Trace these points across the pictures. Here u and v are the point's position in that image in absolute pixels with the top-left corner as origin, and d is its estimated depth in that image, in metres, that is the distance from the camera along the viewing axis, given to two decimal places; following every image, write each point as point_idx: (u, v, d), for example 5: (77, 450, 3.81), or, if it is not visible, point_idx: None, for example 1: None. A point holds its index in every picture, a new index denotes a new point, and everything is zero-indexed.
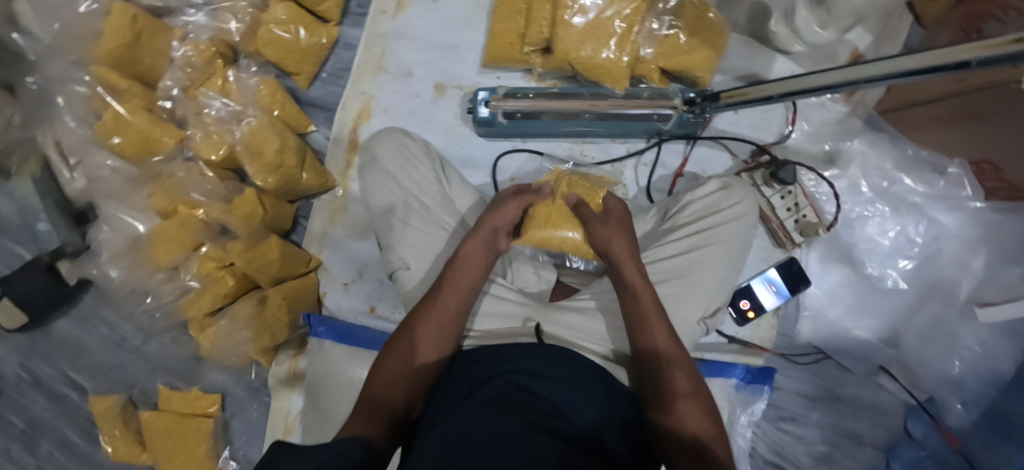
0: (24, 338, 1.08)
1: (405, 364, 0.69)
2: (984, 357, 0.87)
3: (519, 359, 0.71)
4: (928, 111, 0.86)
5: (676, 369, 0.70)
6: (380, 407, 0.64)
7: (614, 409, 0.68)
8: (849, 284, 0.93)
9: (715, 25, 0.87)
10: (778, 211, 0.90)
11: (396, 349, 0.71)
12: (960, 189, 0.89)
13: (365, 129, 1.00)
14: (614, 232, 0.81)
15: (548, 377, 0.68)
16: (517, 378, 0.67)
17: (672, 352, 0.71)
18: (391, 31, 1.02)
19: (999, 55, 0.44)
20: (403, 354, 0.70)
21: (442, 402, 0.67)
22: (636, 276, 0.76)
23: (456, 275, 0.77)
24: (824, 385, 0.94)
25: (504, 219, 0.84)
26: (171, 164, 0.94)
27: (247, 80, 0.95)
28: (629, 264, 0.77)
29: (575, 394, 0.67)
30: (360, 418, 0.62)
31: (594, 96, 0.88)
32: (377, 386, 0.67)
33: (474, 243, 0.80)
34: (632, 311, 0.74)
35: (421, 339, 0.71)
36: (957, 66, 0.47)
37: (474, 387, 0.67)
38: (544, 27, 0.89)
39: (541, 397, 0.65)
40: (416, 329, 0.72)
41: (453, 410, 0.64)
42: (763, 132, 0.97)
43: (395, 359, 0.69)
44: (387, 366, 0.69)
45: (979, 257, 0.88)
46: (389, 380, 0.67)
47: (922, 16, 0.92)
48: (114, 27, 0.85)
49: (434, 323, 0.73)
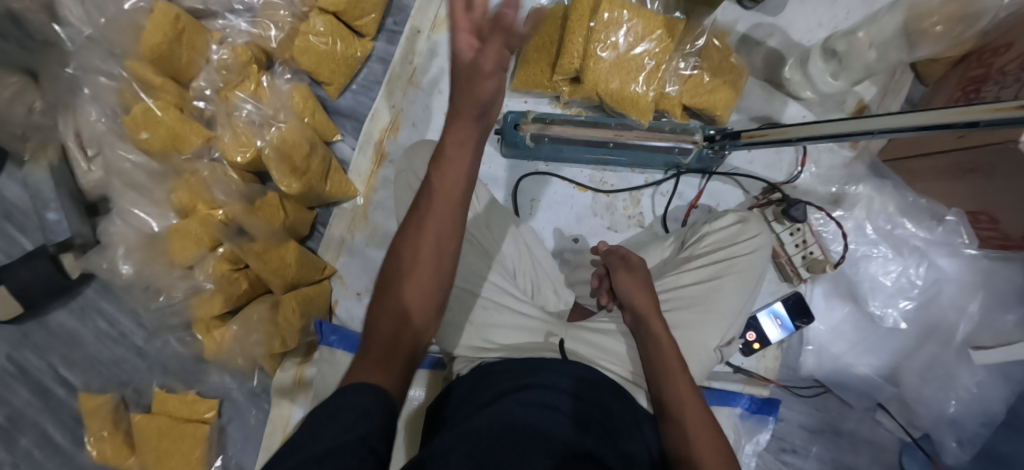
0: (13, 330, 1.04)
1: (412, 291, 0.59)
2: (979, 398, 0.90)
3: (542, 373, 0.73)
4: (933, 162, 0.92)
5: (681, 404, 0.71)
6: (398, 351, 0.56)
7: (622, 431, 0.69)
8: (852, 320, 0.98)
9: (736, 68, 0.94)
10: (787, 247, 0.94)
11: (394, 273, 0.60)
12: (957, 237, 0.94)
13: (392, 142, 1.03)
14: (635, 283, 0.82)
15: (559, 393, 0.70)
16: (534, 392, 0.69)
17: (677, 392, 0.72)
18: (427, 49, 1.05)
19: (1005, 119, 0.50)
20: (402, 284, 0.59)
21: (460, 412, 0.70)
22: (654, 321, 0.78)
23: (440, 181, 0.61)
24: (825, 420, 0.99)
25: (477, 99, 0.57)
26: (196, 163, 0.94)
27: (280, 86, 0.98)
28: (652, 317, 0.78)
29: (586, 405, 0.69)
30: (375, 364, 0.54)
31: (620, 127, 0.93)
32: (380, 324, 0.57)
33: (456, 126, 0.59)
34: (648, 357, 0.76)
35: (416, 261, 0.60)
36: (966, 126, 0.53)
37: (496, 398, 0.69)
38: (576, 58, 0.91)
39: (556, 408, 0.67)
40: (409, 255, 0.60)
41: (471, 417, 0.67)
42: (774, 171, 1.02)
43: (394, 285, 0.60)
44: (387, 297, 0.59)
45: (974, 300, 0.93)
46: (392, 315, 0.58)
47: (923, 75, 0.98)
48: (157, 24, 0.85)
49: (428, 234, 0.60)
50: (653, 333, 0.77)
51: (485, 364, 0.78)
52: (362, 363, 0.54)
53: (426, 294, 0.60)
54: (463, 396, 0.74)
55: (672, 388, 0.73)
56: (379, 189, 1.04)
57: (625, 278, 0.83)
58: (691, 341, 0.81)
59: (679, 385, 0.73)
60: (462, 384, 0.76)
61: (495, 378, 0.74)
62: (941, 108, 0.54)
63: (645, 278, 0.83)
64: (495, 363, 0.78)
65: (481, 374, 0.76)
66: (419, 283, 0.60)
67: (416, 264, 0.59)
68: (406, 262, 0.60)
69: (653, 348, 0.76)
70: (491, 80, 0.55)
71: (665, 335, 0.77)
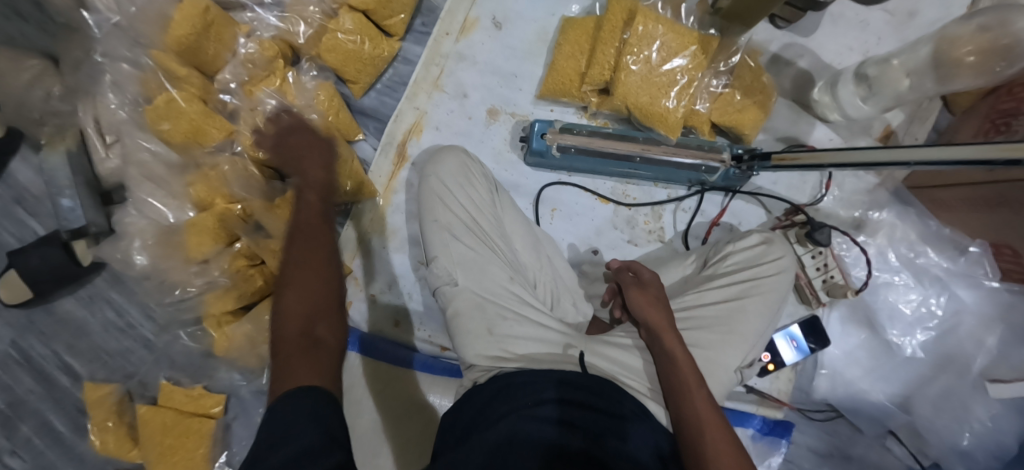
0: (17, 315, 1.02)
1: (314, 301, 0.66)
2: (993, 431, 0.92)
3: (540, 386, 0.73)
4: (958, 193, 0.92)
5: (699, 422, 0.69)
6: (319, 346, 0.63)
7: (626, 427, 0.70)
8: (868, 347, 0.97)
9: (767, 88, 0.93)
10: (807, 270, 0.94)
11: (288, 290, 0.66)
12: (979, 268, 0.94)
13: (415, 144, 1.02)
14: (648, 300, 0.79)
15: (553, 404, 0.71)
16: (546, 407, 0.70)
17: (695, 409, 0.70)
18: (453, 52, 1.02)
19: None
20: (297, 297, 0.66)
21: (482, 417, 0.73)
22: (669, 338, 0.76)
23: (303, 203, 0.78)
24: (835, 444, 1.00)
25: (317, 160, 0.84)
26: (217, 157, 0.93)
27: (305, 84, 0.96)
28: (666, 335, 0.76)
29: (579, 411, 0.70)
30: (303, 365, 0.60)
31: (647, 141, 0.92)
32: (289, 330, 0.63)
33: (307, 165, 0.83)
34: (665, 375, 0.74)
35: (304, 279, 0.67)
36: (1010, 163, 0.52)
37: (510, 409, 0.71)
38: (606, 70, 0.92)
39: (547, 422, 0.69)
40: (296, 277, 0.67)
41: (488, 428, 0.70)
42: (797, 192, 1.01)
43: (292, 298, 0.65)
44: (290, 308, 0.65)
45: (993, 334, 0.93)
46: (302, 319, 0.64)
47: (953, 103, 0.99)
48: (185, 15, 0.84)
49: (307, 259, 0.69)
50: (667, 349, 0.75)
51: (502, 373, 0.77)
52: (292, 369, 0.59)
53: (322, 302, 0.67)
54: (480, 405, 0.74)
55: (692, 406, 0.71)
56: (400, 190, 1.02)
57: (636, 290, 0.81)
58: (711, 361, 0.81)
59: (696, 401, 0.71)
60: (480, 394, 0.76)
61: (508, 393, 0.74)
62: (986, 142, 0.54)
63: (660, 295, 0.81)
64: (514, 373, 0.77)
65: (500, 381, 0.76)
66: (315, 294, 0.67)
67: (302, 279, 0.67)
68: (293, 280, 0.67)
69: (667, 365, 0.74)
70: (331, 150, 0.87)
71: (680, 350, 0.75)
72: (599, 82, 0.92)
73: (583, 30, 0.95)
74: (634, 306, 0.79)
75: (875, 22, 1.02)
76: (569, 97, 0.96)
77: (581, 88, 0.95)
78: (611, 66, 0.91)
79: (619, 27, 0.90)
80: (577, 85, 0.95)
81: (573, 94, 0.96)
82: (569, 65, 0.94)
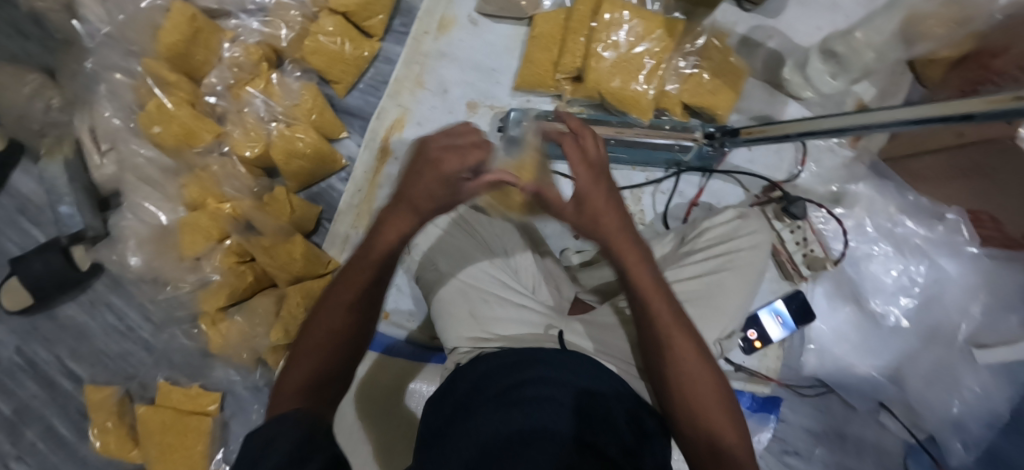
0: (22, 322, 1.05)
1: (331, 337, 0.61)
2: (983, 399, 0.91)
3: (537, 365, 0.74)
4: (935, 161, 0.90)
5: (693, 395, 0.65)
6: (315, 393, 0.60)
7: (617, 414, 0.72)
8: (856, 322, 0.97)
9: (737, 68, 0.94)
10: (787, 245, 0.95)
11: (316, 320, 0.62)
12: (958, 235, 0.94)
13: (398, 139, 1.04)
14: (635, 256, 0.65)
15: (563, 386, 0.71)
16: (533, 388, 0.70)
17: (687, 376, 0.65)
18: (434, 50, 1.06)
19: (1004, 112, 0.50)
20: (316, 333, 0.61)
21: (477, 394, 0.72)
22: (654, 294, 0.65)
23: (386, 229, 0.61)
24: (829, 422, 0.99)
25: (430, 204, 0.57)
26: (207, 158, 0.97)
27: (291, 84, 0.99)
28: (655, 298, 0.65)
29: (579, 391, 0.71)
30: (294, 397, 0.59)
31: (621, 125, 0.93)
32: (293, 372, 0.60)
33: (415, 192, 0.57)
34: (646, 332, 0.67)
35: (331, 314, 0.61)
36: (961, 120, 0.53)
37: (512, 385, 0.71)
38: (577, 58, 0.95)
39: (555, 401, 0.68)
40: (321, 311, 0.62)
41: (478, 409, 0.69)
42: (775, 170, 1.02)
43: (308, 339, 0.62)
44: (302, 349, 0.61)
45: (977, 302, 0.93)
46: (307, 364, 0.61)
47: (924, 77, 0.98)
48: (173, 23, 0.89)
49: (342, 298, 0.62)
50: (651, 308, 0.66)
51: (485, 353, 0.79)
52: (283, 399, 0.59)
53: (341, 340, 0.62)
54: (465, 390, 0.75)
55: (683, 376, 0.65)
56: (383, 185, 1.04)
57: (619, 236, 0.63)
58: None
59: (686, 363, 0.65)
60: (472, 370, 0.77)
61: (501, 369, 0.75)
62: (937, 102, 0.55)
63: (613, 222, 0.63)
64: (495, 354, 0.78)
65: (485, 364, 0.76)
66: (341, 320, 0.61)
67: (328, 313, 0.62)
68: (317, 316, 0.62)
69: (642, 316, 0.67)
70: (460, 195, 0.58)
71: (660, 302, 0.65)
72: (574, 70, 0.96)
73: (553, 23, 0.97)
74: (617, 261, 0.65)
75: (844, 2, 1.04)
76: (540, 84, 0.99)
77: (553, 76, 0.98)
78: (580, 51, 0.94)
79: (586, 17, 0.94)
80: (551, 76, 0.98)
81: (549, 82, 0.98)
82: (544, 56, 0.98)
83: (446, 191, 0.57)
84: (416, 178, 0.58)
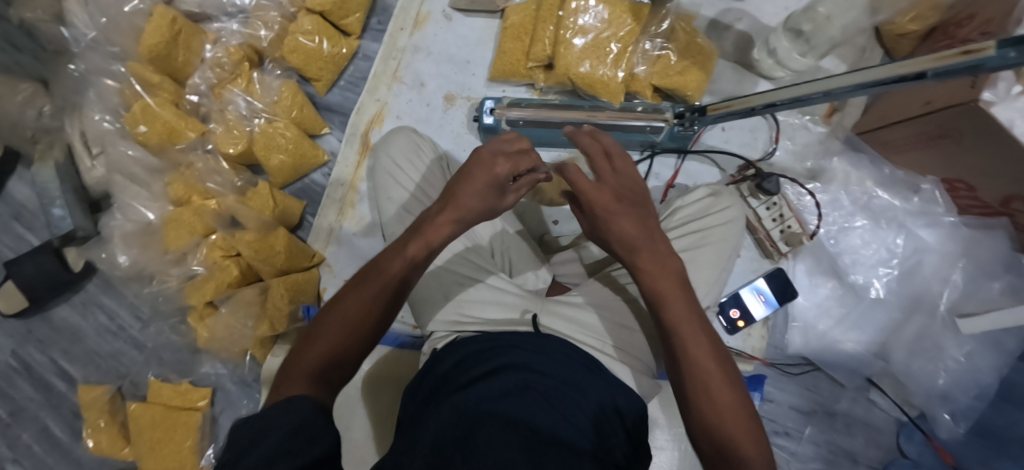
0: (17, 326, 1.08)
1: (348, 326, 0.60)
2: (968, 370, 0.90)
3: (508, 354, 0.73)
4: (903, 131, 0.91)
5: (708, 412, 0.56)
6: (323, 382, 0.57)
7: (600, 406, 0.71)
8: (838, 296, 0.97)
9: (704, 49, 0.97)
10: (765, 222, 0.96)
11: (338, 303, 0.61)
12: (935, 206, 0.95)
13: (377, 133, 1.06)
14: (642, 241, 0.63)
15: (540, 374, 0.70)
16: (501, 376, 0.68)
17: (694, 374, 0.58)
18: (409, 45, 1.08)
19: (952, 67, 0.49)
20: (339, 316, 0.60)
21: (447, 386, 0.70)
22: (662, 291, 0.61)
23: (429, 231, 0.66)
24: (817, 400, 0.98)
25: (479, 203, 0.67)
26: (190, 155, 1.01)
27: (271, 82, 1.03)
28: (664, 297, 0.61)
29: (559, 383, 0.70)
30: (302, 381, 0.56)
31: (592, 109, 0.93)
32: (309, 356, 0.58)
33: (468, 198, 0.66)
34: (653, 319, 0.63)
35: (355, 302, 0.61)
36: (915, 77, 0.52)
37: (486, 373, 0.69)
38: (547, 45, 0.97)
39: (530, 388, 0.67)
40: (348, 299, 0.61)
41: (445, 399, 0.67)
42: (750, 149, 1.03)
43: (329, 326, 0.60)
44: (320, 334, 0.59)
45: (957, 271, 0.92)
46: (323, 350, 0.58)
47: (893, 50, 1.00)
48: (154, 26, 0.92)
49: (371, 289, 0.62)
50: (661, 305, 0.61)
51: (463, 338, 0.80)
52: (290, 384, 0.56)
53: (364, 329, 0.60)
54: (434, 383, 0.73)
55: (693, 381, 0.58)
56: (364, 179, 1.06)
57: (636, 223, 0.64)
58: None
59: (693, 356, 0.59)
60: (443, 363, 0.76)
61: (474, 358, 0.74)
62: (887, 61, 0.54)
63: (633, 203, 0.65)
64: (471, 339, 0.79)
65: (458, 353, 0.76)
66: (369, 311, 0.61)
67: (359, 300, 0.61)
68: (341, 305, 0.61)
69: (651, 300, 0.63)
70: (506, 196, 0.69)
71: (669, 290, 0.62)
72: (545, 57, 0.97)
73: (523, 16, 1.01)
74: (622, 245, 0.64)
75: None
76: (513, 72, 1.01)
77: (524, 64, 1.00)
78: (550, 38, 0.96)
79: (556, 6, 0.96)
80: (522, 66, 1.00)
81: (521, 70, 1.01)
82: (515, 46, 1.00)
83: (493, 192, 0.67)
84: (466, 178, 0.68)
